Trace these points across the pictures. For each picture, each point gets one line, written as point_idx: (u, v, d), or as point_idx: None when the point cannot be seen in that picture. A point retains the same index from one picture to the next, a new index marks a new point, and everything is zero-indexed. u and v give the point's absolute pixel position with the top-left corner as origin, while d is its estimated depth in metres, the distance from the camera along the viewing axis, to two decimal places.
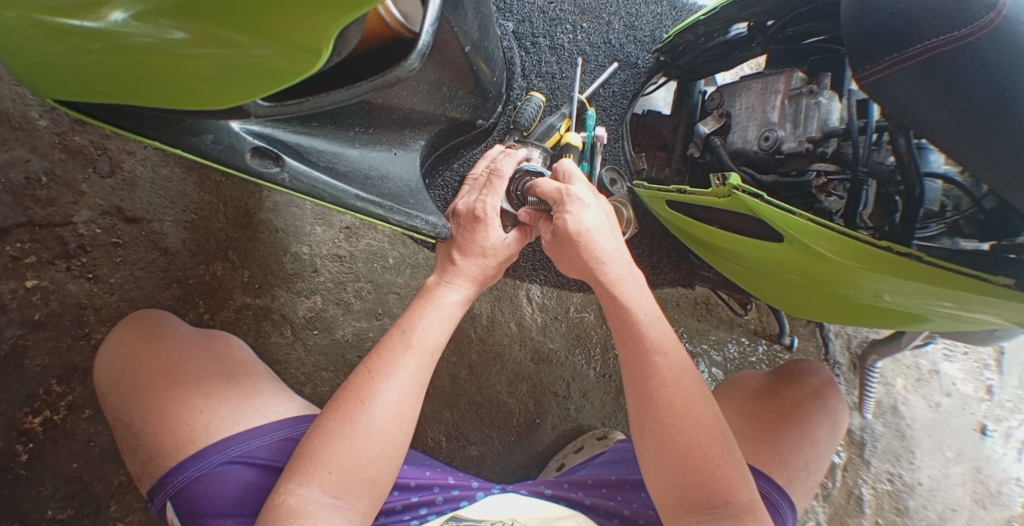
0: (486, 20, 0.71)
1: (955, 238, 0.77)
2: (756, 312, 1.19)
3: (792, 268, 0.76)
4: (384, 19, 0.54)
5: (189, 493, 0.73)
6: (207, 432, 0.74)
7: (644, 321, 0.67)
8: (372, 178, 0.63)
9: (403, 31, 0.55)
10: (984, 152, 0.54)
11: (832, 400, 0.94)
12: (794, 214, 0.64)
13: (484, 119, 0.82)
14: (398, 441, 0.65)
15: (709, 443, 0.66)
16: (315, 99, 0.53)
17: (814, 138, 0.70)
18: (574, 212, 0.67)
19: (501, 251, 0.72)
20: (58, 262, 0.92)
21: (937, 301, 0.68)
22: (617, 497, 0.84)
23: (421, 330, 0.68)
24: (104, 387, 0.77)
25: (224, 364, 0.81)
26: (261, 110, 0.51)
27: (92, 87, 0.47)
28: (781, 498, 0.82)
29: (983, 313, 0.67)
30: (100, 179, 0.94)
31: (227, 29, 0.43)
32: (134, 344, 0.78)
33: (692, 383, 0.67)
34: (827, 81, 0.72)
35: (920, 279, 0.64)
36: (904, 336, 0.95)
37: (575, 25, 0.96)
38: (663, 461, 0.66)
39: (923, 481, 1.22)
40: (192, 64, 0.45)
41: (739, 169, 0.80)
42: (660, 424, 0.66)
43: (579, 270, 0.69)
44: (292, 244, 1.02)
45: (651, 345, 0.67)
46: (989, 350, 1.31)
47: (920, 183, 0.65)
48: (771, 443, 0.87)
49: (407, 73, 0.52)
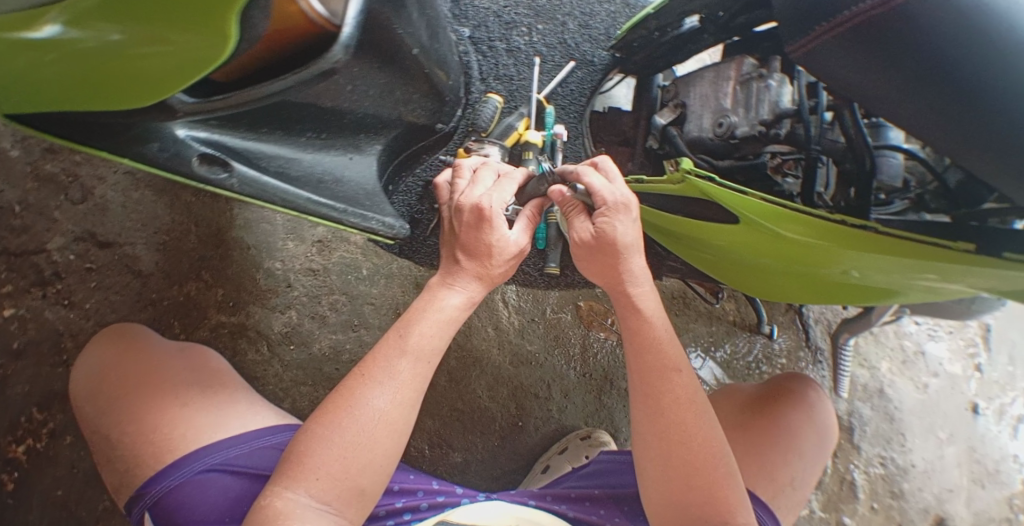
0: (435, 23, 0.72)
1: (921, 214, 0.78)
2: (732, 302, 1.20)
3: (768, 251, 0.75)
4: (306, 14, 0.51)
5: (169, 502, 0.72)
6: (185, 439, 0.74)
7: (662, 336, 0.68)
8: (325, 182, 0.65)
9: (327, 26, 0.53)
10: (935, 113, 0.54)
11: (821, 410, 0.92)
12: (745, 194, 0.65)
13: (443, 122, 0.83)
14: (388, 452, 0.65)
15: (714, 462, 0.65)
16: (243, 94, 0.53)
17: (767, 121, 0.71)
18: (622, 226, 0.65)
19: (510, 262, 0.72)
20: (34, 290, 0.93)
21: (918, 274, 0.67)
22: (599, 511, 0.81)
23: (418, 335, 0.68)
24: (82, 399, 0.79)
25: (208, 377, 0.83)
26: (187, 107, 0.51)
27: (53, 98, 0.48)
28: (765, 512, 0.79)
29: (958, 283, 0.67)
30: (72, 206, 0.96)
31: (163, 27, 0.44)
32: (112, 357, 0.81)
33: (700, 401, 0.67)
34: (777, 64, 0.73)
35: (888, 252, 0.63)
36: (873, 312, 0.95)
37: (530, 27, 0.97)
38: (668, 477, 0.66)
39: (916, 463, 1.20)
40: (135, 65, 0.45)
41: (697, 157, 0.81)
42: (667, 441, 0.66)
43: (605, 279, 0.69)
44: (264, 260, 1.02)
45: (665, 360, 0.67)
46: (974, 328, 1.30)
47: (869, 156, 0.66)
48: (757, 455, 0.85)
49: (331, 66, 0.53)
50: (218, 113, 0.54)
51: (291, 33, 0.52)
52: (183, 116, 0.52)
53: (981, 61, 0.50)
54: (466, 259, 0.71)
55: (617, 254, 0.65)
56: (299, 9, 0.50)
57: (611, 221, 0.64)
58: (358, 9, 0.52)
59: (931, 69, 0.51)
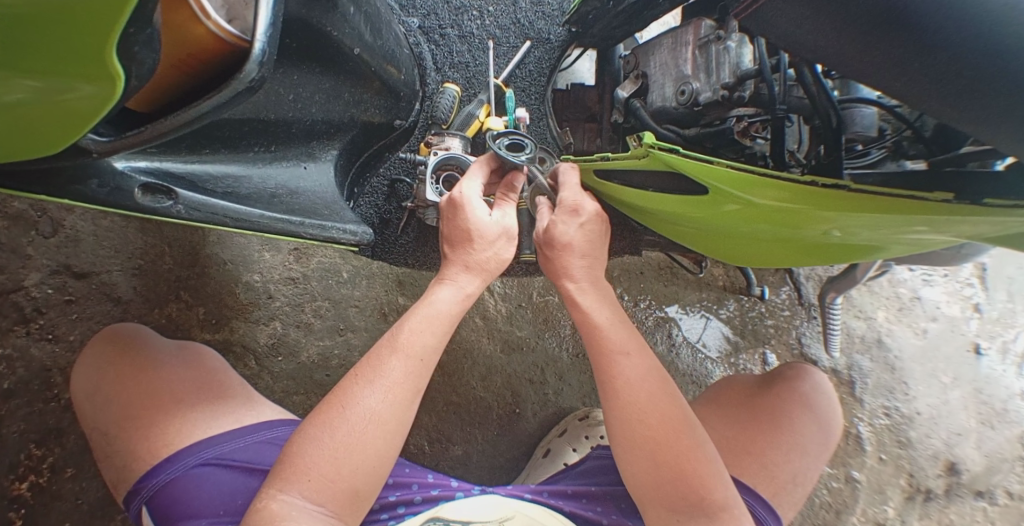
0: (375, 18, 0.71)
1: (901, 161, 0.75)
2: (722, 267, 1.18)
3: (750, 221, 0.73)
4: (215, 34, 0.49)
5: (165, 495, 0.73)
6: (180, 435, 0.75)
7: (603, 324, 0.69)
8: (279, 196, 0.64)
9: (240, 44, 0.51)
10: (896, 59, 0.51)
11: (821, 402, 0.90)
12: (712, 163, 0.63)
13: (401, 118, 0.83)
14: (382, 453, 0.63)
15: (677, 437, 0.65)
16: (157, 126, 0.46)
17: (729, 84, 0.68)
18: (565, 225, 0.69)
19: (502, 243, 0.72)
20: (17, 328, 0.93)
21: (908, 227, 0.65)
22: (596, 508, 0.82)
23: (409, 333, 0.66)
24: (81, 398, 0.80)
25: (210, 393, 0.81)
26: (101, 147, 0.46)
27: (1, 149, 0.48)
28: (766, 510, 0.79)
29: (948, 233, 0.65)
30: (44, 240, 0.95)
31: (58, 76, 0.41)
32: (108, 360, 0.80)
33: (657, 379, 0.67)
34: (734, 24, 0.69)
35: (869, 209, 0.61)
36: (859, 268, 0.94)
37: (481, 10, 0.95)
38: (636, 457, 0.65)
39: (921, 410, 1.20)
40: (54, 110, 0.43)
41: (663, 129, 0.78)
42: (626, 420, 0.66)
43: (552, 273, 0.72)
44: (243, 273, 1.01)
45: (607, 343, 0.68)
46: (971, 268, 1.28)
47: (835, 112, 0.64)
48: (757, 454, 0.84)
49: (248, 87, 0.47)
50: (139, 147, 0.48)
51: (204, 55, 0.50)
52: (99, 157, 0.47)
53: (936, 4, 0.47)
54: (454, 251, 0.71)
55: (562, 252, 0.70)
56: (205, 30, 0.48)
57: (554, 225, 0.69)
58: (266, 21, 0.46)
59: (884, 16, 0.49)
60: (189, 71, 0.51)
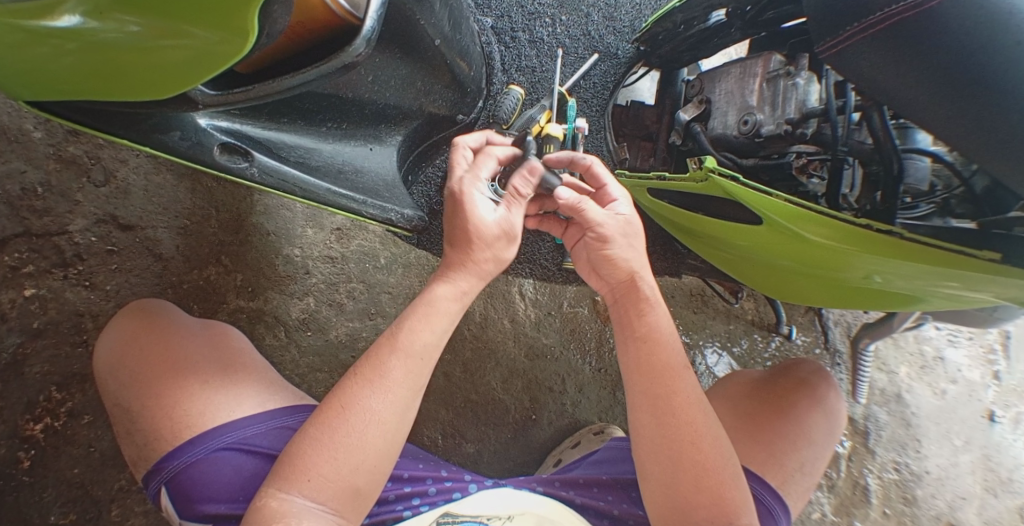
0: (457, 15, 0.72)
1: (947, 218, 0.73)
2: (753, 301, 1.19)
3: (790, 256, 0.74)
4: (328, 6, 0.53)
5: (184, 478, 0.74)
6: (203, 417, 0.75)
7: (668, 344, 0.68)
8: (345, 171, 0.66)
9: (350, 19, 0.54)
10: (972, 116, 0.51)
11: (832, 402, 0.87)
12: (771, 195, 0.64)
13: (464, 114, 0.85)
14: (381, 450, 0.62)
15: (722, 463, 0.65)
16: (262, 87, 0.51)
17: (793, 120, 0.70)
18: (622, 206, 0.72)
19: (501, 243, 0.68)
20: (56, 270, 0.94)
21: (941, 282, 0.64)
22: (608, 497, 0.82)
23: (424, 336, 0.65)
24: (103, 373, 0.79)
25: (232, 372, 0.80)
26: (208, 99, 0.50)
27: (58, 87, 0.48)
28: (775, 501, 0.77)
29: (984, 293, 0.64)
30: (95, 188, 0.96)
31: (172, 21, 0.44)
32: (133, 332, 0.80)
33: (705, 404, 0.67)
34: (805, 62, 0.71)
35: (909, 259, 0.61)
36: (896, 319, 0.94)
37: (554, 18, 1.00)
38: (676, 480, 0.64)
39: (930, 470, 1.19)
40: (155, 56, 0.45)
41: (720, 155, 0.79)
42: (678, 442, 0.65)
43: (620, 274, 0.71)
44: (284, 246, 1.03)
45: (665, 361, 0.67)
46: (994, 335, 1.27)
47: (897, 160, 0.65)
48: (767, 442, 0.82)
49: (352, 60, 0.52)
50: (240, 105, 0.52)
51: (312, 24, 0.54)
52: (205, 108, 0.51)
53: (1008, 67, 0.49)
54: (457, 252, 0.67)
55: (633, 238, 0.72)
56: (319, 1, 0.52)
57: (602, 241, 0.70)
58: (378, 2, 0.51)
59: (956, 70, 0.50)
60: (295, 38, 0.55)
